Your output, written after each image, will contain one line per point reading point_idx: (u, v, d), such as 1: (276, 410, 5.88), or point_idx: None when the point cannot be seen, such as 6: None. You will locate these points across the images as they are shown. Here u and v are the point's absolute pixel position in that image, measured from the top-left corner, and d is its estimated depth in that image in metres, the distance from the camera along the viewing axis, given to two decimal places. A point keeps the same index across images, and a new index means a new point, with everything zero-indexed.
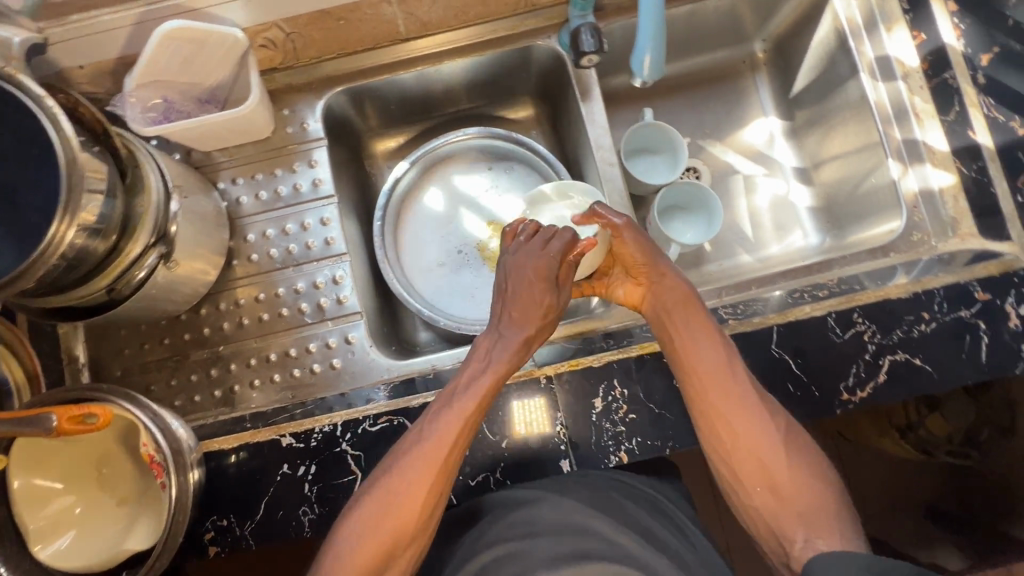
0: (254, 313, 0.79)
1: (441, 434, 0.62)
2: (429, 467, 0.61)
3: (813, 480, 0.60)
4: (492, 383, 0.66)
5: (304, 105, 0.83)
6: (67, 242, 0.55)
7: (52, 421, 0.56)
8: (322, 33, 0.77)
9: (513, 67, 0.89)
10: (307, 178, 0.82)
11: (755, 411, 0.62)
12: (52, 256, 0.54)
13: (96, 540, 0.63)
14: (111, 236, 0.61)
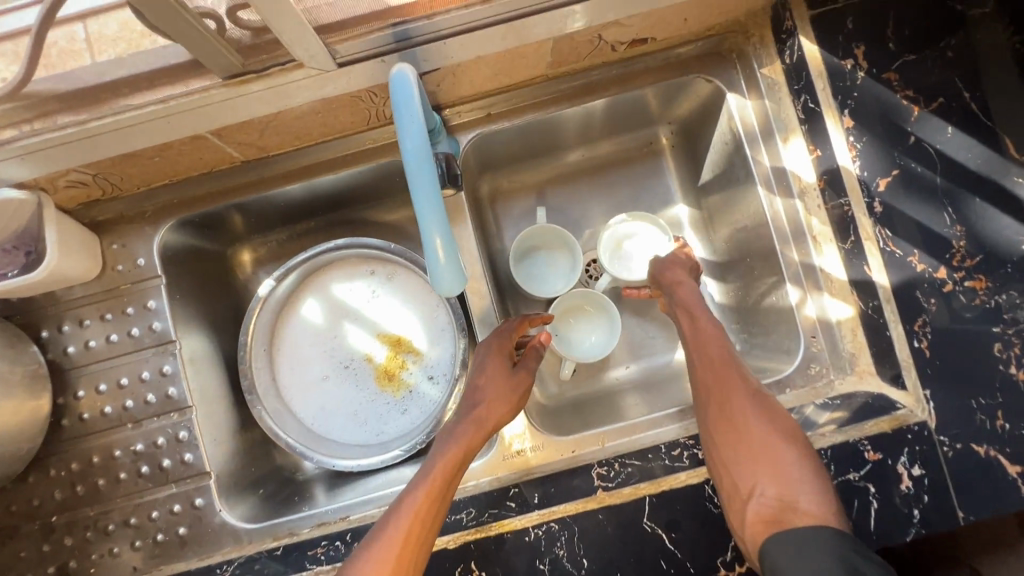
0: (88, 479, 0.72)
1: (396, 529, 0.58)
2: (410, 520, 0.58)
3: (785, 447, 0.58)
4: (457, 450, 0.64)
5: (136, 238, 0.74)
6: None
7: None
8: (136, 170, 0.68)
9: (379, 177, 0.80)
10: (143, 323, 0.73)
11: (729, 382, 0.65)
12: None
13: None
14: None
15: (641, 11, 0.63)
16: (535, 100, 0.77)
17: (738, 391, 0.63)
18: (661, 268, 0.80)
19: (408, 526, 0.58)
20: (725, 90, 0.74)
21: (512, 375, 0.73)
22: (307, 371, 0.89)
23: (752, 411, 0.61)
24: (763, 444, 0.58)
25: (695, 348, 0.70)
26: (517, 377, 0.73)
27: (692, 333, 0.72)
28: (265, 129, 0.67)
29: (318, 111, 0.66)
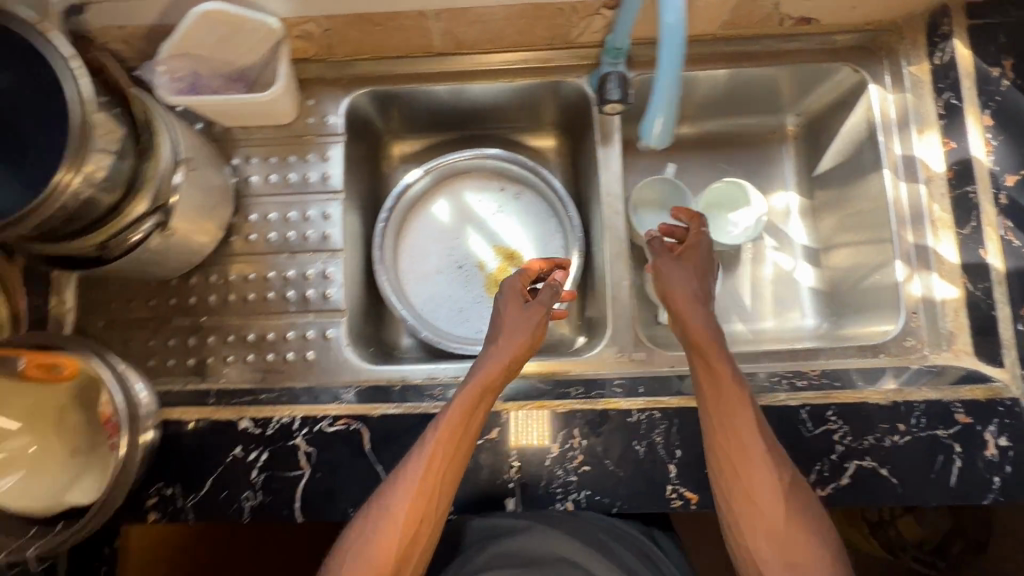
0: (242, 291, 0.81)
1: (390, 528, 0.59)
2: (421, 486, 0.61)
3: (797, 512, 0.59)
4: (447, 440, 0.63)
5: (329, 98, 0.84)
6: (70, 193, 0.56)
7: None
8: (357, 34, 0.78)
9: (539, 98, 0.89)
10: (318, 170, 0.83)
11: (758, 447, 0.61)
12: (54, 204, 0.55)
13: (45, 484, 0.64)
14: (116, 192, 0.63)
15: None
16: (696, 56, 0.86)
17: (753, 445, 0.61)
18: (669, 287, 0.73)
19: (404, 521, 0.59)
20: (869, 81, 0.83)
21: (529, 316, 0.73)
22: (425, 262, 0.98)
23: (769, 473, 0.60)
24: (779, 511, 0.59)
25: (715, 393, 0.65)
26: (524, 318, 0.73)
27: (711, 375, 0.65)
28: (474, 23, 0.77)
29: (523, 16, 0.76)
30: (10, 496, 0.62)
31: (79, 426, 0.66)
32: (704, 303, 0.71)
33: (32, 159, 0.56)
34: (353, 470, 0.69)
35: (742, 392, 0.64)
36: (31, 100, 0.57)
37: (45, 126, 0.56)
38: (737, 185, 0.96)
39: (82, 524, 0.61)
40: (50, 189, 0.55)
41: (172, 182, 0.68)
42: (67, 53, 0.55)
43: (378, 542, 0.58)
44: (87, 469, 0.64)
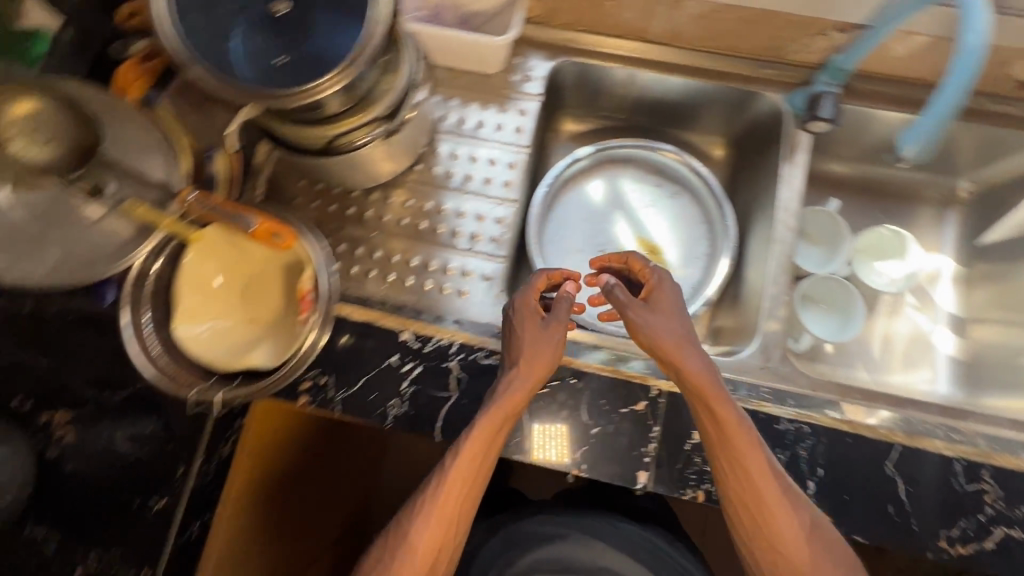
0: (414, 217, 0.84)
1: (422, 544, 0.64)
2: (442, 507, 0.65)
3: (822, 557, 0.62)
4: (462, 472, 0.65)
5: (536, 59, 0.88)
6: (324, 94, 0.59)
7: (248, 226, 0.63)
8: (587, 5, 0.82)
9: (728, 106, 0.92)
10: (511, 123, 0.87)
11: (777, 500, 0.63)
12: (307, 98, 0.58)
13: (226, 341, 0.69)
14: (353, 98, 0.66)
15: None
16: (897, 99, 0.87)
17: (765, 491, 0.63)
18: (654, 330, 0.67)
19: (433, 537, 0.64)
20: None
21: (545, 337, 0.68)
22: (567, 236, 0.99)
23: (792, 520, 0.62)
24: (801, 554, 0.62)
25: (726, 456, 0.63)
26: (528, 346, 0.68)
27: (722, 432, 0.63)
28: (702, 18, 0.80)
29: (751, 21, 0.79)
30: (195, 341, 0.67)
31: (270, 294, 0.71)
32: (682, 335, 0.67)
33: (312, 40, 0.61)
34: None
35: (750, 438, 0.63)
36: None
37: (334, 16, 0.61)
38: (898, 237, 0.95)
39: (262, 383, 0.68)
40: (310, 84, 0.58)
41: (415, 98, 0.73)
42: None
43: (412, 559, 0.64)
44: (273, 336, 0.70)
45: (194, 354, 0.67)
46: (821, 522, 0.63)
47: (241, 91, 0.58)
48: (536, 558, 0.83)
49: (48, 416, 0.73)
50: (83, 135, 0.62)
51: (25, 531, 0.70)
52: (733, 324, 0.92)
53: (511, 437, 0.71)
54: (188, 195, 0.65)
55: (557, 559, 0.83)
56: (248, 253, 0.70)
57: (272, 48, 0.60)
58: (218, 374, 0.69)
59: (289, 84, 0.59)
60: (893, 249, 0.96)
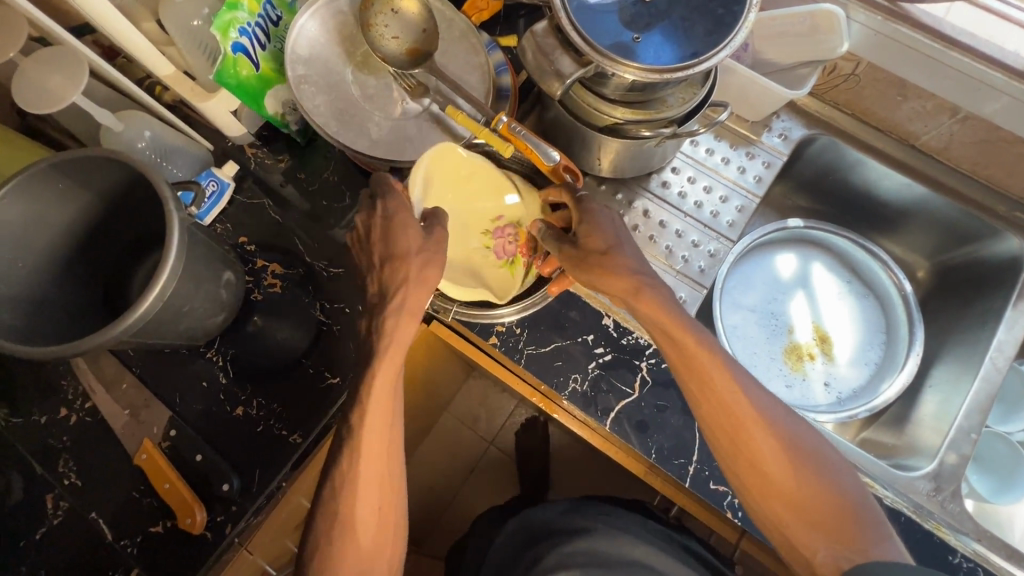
0: (633, 219, 0.87)
1: (364, 495, 0.61)
2: (368, 451, 0.61)
3: (820, 472, 0.60)
4: (371, 439, 0.61)
5: (796, 123, 0.91)
6: (648, 76, 0.61)
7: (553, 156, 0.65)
8: (872, 93, 0.84)
9: (959, 232, 0.91)
10: (752, 171, 0.89)
11: (765, 431, 0.61)
12: (631, 73, 0.62)
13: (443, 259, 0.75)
14: (655, 88, 0.68)
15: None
16: None
17: (755, 431, 0.61)
18: (613, 270, 0.64)
19: (378, 480, 0.62)
20: None
21: (426, 245, 0.64)
22: (745, 290, 0.98)
23: (772, 442, 0.61)
24: (790, 480, 0.60)
25: (708, 403, 0.62)
26: (415, 261, 0.63)
27: (695, 382, 0.62)
28: (983, 143, 0.81)
29: None
30: None
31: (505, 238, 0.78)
32: (639, 276, 0.63)
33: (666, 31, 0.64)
34: (676, 420, 0.72)
35: (731, 373, 0.62)
36: None
37: (694, 16, 0.64)
38: None
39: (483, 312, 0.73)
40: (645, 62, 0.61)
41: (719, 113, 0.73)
42: None
43: (358, 503, 0.60)
44: (493, 275, 0.74)
45: None
46: (784, 410, 0.64)
47: (593, 48, 0.61)
48: (567, 553, 0.80)
49: (263, 263, 0.79)
50: (425, 40, 0.69)
51: (210, 354, 0.74)
52: (889, 442, 0.88)
53: (675, 456, 0.71)
54: (503, 118, 0.66)
55: (591, 551, 0.80)
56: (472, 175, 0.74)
57: (630, 20, 0.63)
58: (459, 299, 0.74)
59: (624, 54, 0.62)
60: None
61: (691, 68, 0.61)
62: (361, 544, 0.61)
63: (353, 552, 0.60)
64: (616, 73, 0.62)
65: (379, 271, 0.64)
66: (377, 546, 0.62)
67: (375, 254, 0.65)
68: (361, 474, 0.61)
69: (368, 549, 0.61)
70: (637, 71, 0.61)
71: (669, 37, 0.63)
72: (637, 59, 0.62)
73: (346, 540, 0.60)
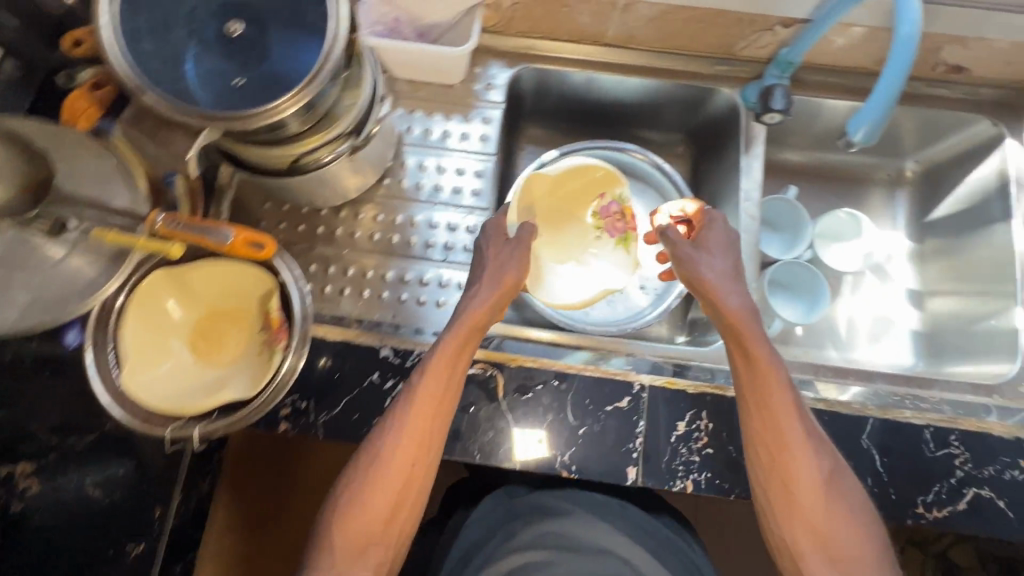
0: (386, 232, 0.84)
1: (393, 462, 0.64)
2: (393, 450, 0.64)
3: (836, 505, 0.63)
4: (425, 412, 0.64)
5: (496, 67, 0.89)
6: (285, 114, 0.57)
7: (228, 237, 0.61)
8: (542, 12, 0.82)
9: (687, 103, 0.94)
10: (477, 133, 0.87)
11: (805, 454, 0.63)
12: (266, 120, 0.57)
13: (180, 384, 0.65)
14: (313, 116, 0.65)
15: (999, 24, 0.76)
16: (846, 87, 0.89)
17: (793, 452, 0.64)
18: (699, 273, 0.68)
19: (411, 455, 0.64)
20: (1007, 136, 0.87)
21: (512, 253, 0.71)
22: None
23: (809, 469, 0.63)
24: (813, 505, 0.63)
25: (755, 397, 0.65)
26: (484, 286, 0.68)
27: (750, 375, 0.65)
28: (653, 19, 0.81)
29: (699, 20, 0.80)
30: (142, 391, 0.62)
31: (242, 319, 0.70)
32: (726, 279, 0.68)
33: (272, 57, 0.59)
34: (484, 414, 0.71)
35: (782, 377, 0.65)
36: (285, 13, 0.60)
37: (290, 31, 0.60)
38: (854, 217, 0.99)
39: (244, 414, 0.65)
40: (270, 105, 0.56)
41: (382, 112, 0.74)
42: None
43: (387, 463, 0.64)
44: (610, 258, 0.88)
45: (142, 405, 0.62)
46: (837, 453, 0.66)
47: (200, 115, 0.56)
48: (537, 533, 0.79)
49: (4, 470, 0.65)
50: (35, 171, 0.58)
51: None
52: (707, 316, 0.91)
53: (498, 447, 0.70)
54: (158, 216, 0.61)
55: (562, 534, 0.80)
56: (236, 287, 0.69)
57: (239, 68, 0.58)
58: (220, 407, 0.65)
59: (247, 105, 0.57)
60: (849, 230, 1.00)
61: (326, 67, 0.58)
62: (361, 527, 0.63)
63: (356, 538, 0.63)
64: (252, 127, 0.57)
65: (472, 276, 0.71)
66: (371, 540, 0.64)
67: (480, 264, 0.72)
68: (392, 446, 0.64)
69: (368, 534, 0.63)
70: (285, 98, 0.57)
71: (277, 69, 0.59)
72: (274, 93, 0.58)
73: (340, 541, 0.63)
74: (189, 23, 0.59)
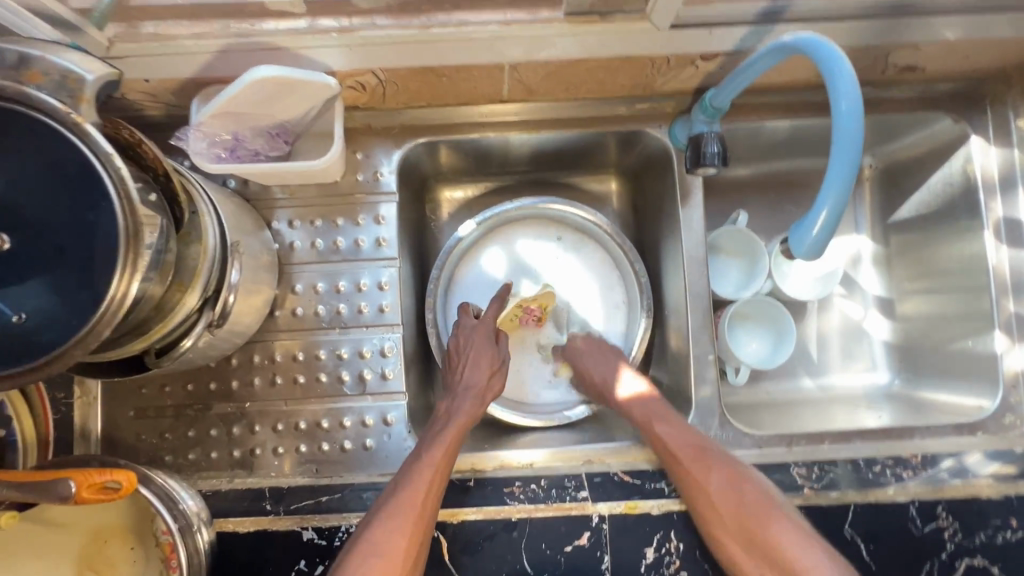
0: (289, 373, 0.72)
1: (394, 540, 0.59)
2: (398, 519, 0.60)
3: (814, 559, 0.58)
4: (429, 483, 0.62)
5: (381, 150, 0.75)
6: (130, 299, 0.45)
7: (70, 489, 0.49)
8: (418, 85, 0.68)
9: (613, 144, 0.81)
10: (371, 235, 0.74)
11: (763, 512, 0.61)
12: (109, 323, 0.45)
13: None
14: (166, 279, 0.53)
15: (957, 23, 0.64)
16: (784, 104, 0.78)
17: (750, 517, 0.61)
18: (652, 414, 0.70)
19: (414, 525, 0.60)
20: (971, 133, 0.77)
21: (493, 348, 0.78)
22: None
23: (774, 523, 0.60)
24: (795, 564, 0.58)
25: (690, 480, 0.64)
26: (480, 374, 0.75)
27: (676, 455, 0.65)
28: (551, 74, 0.67)
29: (607, 68, 0.66)
30: None
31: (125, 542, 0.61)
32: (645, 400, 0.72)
33: (67, 252, 0.45)
34: None
35: (710, 449, 0.65)
36: (56, 199, 0.45)
37: (72, 212, 0.45)
38: None
39: None
40: (104, 303, 0.44)
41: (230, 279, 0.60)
42: (106, 149, 0.45)
43: (389, 538, 0.59)
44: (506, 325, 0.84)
45: None
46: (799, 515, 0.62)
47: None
48: None
49: None
50: None
51: None
52: (668, 383, 0.82)
53: None
54: None
55: None
56: (104, 512, 0.60)
57: (22, 294, 0.45)
58: None
59: (72, 312, 0.45)
60: None
61: (138, 240, 0.45)
62: None
63: None
64: (94, 342, 0.45)
65: (463, 357, 0.76)
66: None
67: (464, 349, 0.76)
68: (392, 518, 0.60)
69: None
70: (111, 283, 0.44)
71: (82, 264, 0.45)
72: (90, 286, 0.45)
73: None
74: None
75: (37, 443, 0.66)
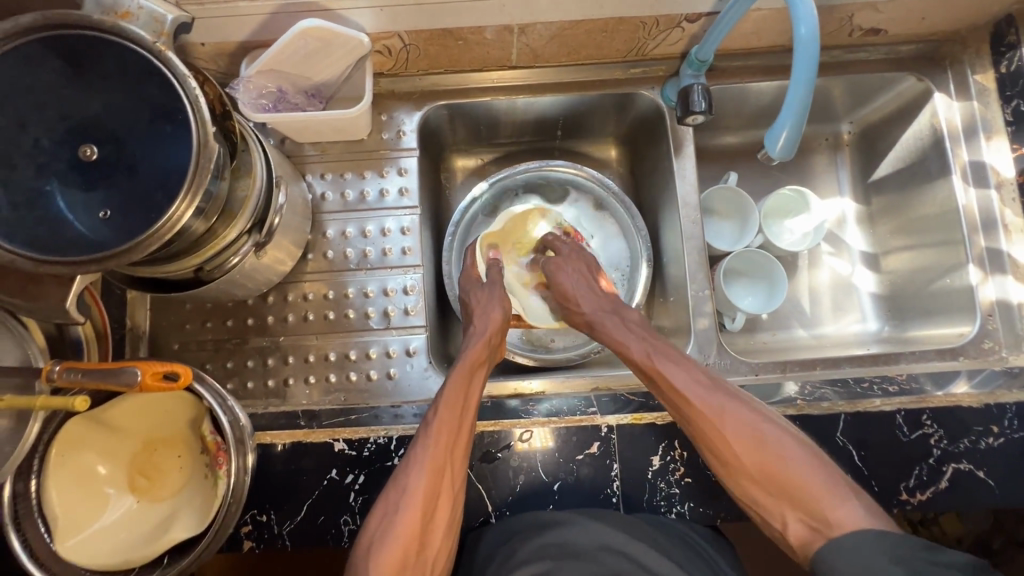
0: (320, 310, 0.79)
1: (421, 480, 0.60)
2: (423, 461, 0.62)
3: (775, 450, 0.58)
4: (450, 426, 0.64)
5: (403, 112, 0.84)
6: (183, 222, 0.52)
7: (136, 376, 0.54)
8: (437, 49, 0.77)
9: (610, 108, 0.89)
10: (394, 186, 0.82)
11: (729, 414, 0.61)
12: (165, 235, 0.51)
13: (123, 535, 0.60)
14: (212, 217, 0.59)
15: None
16: (764, 68, 0.87)
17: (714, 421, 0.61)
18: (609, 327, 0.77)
19: (441, 465, 0.62)
20: (934, 90, 0.85)
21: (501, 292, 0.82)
22: None
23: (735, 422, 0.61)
24: (753, 458, 0.59)
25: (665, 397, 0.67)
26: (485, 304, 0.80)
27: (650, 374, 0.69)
28: (554, 38, 0.77)
29: (603, 30, 0.76)
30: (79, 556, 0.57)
31: (176, 448, 0.66)
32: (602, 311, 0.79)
33: (140, 165, 0.53)
34: None
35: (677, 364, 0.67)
36: (138, 116, 0.53)
37: (151, 129, 0.53)
38: (799, 193, 0.96)
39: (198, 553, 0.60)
40: (162, 219, 0.51)
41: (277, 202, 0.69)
42: (184, 71, 0.53)
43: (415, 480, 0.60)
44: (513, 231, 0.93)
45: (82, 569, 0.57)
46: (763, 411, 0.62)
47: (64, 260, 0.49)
48: None
49: None
50: None
51: None
52: (669, 325, 0.88)
53: (474, 517, 0.68)
54: (54, 366, 0.55)
55: None
56: (160, 416, 0.65)
57: (103, 197, 0.53)
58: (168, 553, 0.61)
59: (136, 223, 0.52)
60: (797, 207, 0.97)
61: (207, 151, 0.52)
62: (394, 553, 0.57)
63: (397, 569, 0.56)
64: (152, 249, 0.51)
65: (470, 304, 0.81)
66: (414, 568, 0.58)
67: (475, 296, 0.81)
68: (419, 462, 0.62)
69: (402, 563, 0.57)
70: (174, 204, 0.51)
71: (154, 179, 0.53)
72: (162, 201, 0.52)
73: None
74: (32, 156, 0.52)
75: (95, 334, 0.68)
